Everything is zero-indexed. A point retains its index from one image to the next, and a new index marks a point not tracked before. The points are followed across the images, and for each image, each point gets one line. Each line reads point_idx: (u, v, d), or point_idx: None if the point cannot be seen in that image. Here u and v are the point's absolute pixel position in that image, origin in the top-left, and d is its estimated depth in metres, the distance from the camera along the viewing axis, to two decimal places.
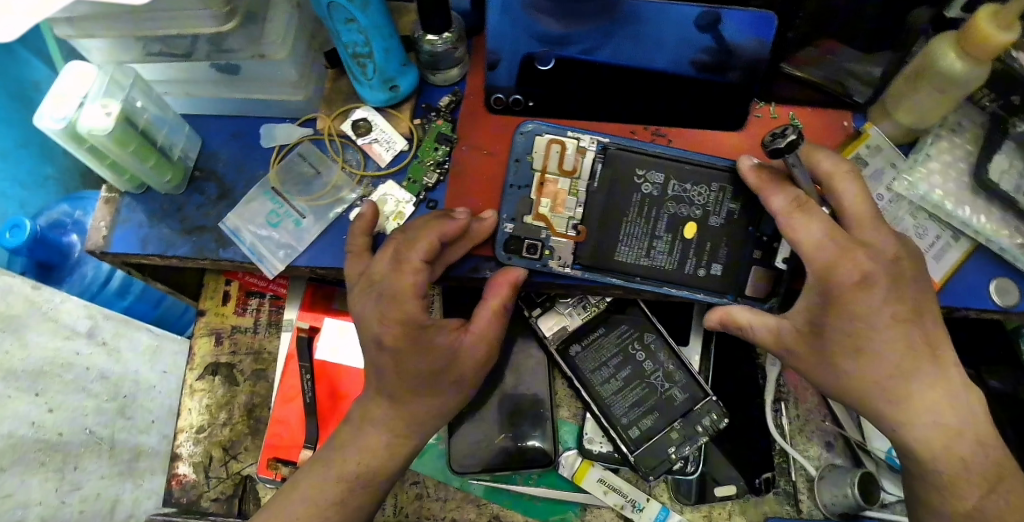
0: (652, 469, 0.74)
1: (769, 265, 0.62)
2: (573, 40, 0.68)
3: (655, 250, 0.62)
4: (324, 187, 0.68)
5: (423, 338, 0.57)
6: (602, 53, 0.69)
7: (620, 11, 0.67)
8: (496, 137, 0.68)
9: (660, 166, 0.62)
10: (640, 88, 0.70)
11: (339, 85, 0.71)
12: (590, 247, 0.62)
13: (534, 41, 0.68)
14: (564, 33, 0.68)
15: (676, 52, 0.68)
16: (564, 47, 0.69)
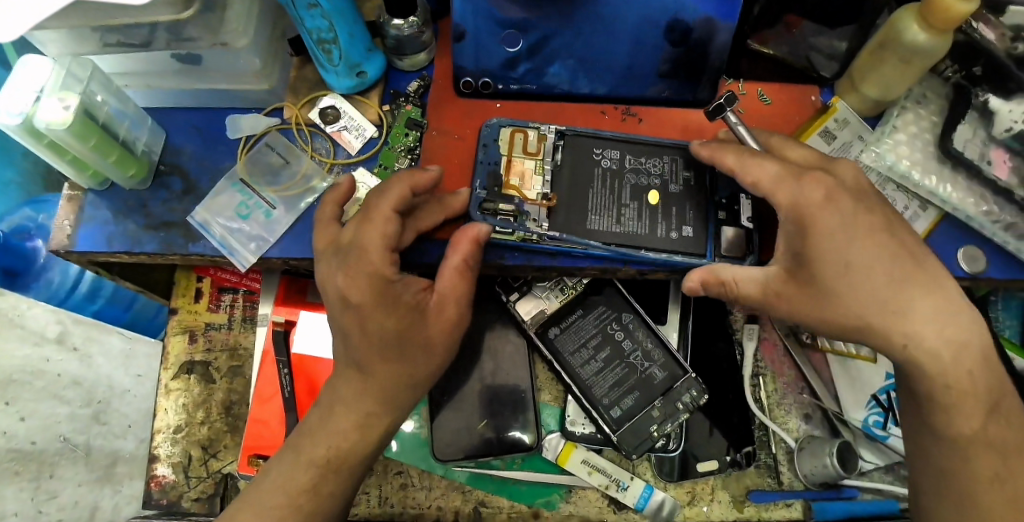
0: (634, 448, 0.74)
1: (736, 225, 0.64)
2: (534, 26, 0.66)
3: (625, 216, 0.63)
4: (293, 177, 0.67)
5: (400, 327, 0.57)
6: (563, 36, 0.66)
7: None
8: (465, 120, 0.68)
9: (616, 145, 0.65)
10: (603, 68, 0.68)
11: (305, 73, 0.70)
12: (563, 216, 0.63)
13: (494, 25, 0.66)
14: (526, 18, 0.65)
15: (640, 33, 0.65)
16: (527, 32, 0.66)
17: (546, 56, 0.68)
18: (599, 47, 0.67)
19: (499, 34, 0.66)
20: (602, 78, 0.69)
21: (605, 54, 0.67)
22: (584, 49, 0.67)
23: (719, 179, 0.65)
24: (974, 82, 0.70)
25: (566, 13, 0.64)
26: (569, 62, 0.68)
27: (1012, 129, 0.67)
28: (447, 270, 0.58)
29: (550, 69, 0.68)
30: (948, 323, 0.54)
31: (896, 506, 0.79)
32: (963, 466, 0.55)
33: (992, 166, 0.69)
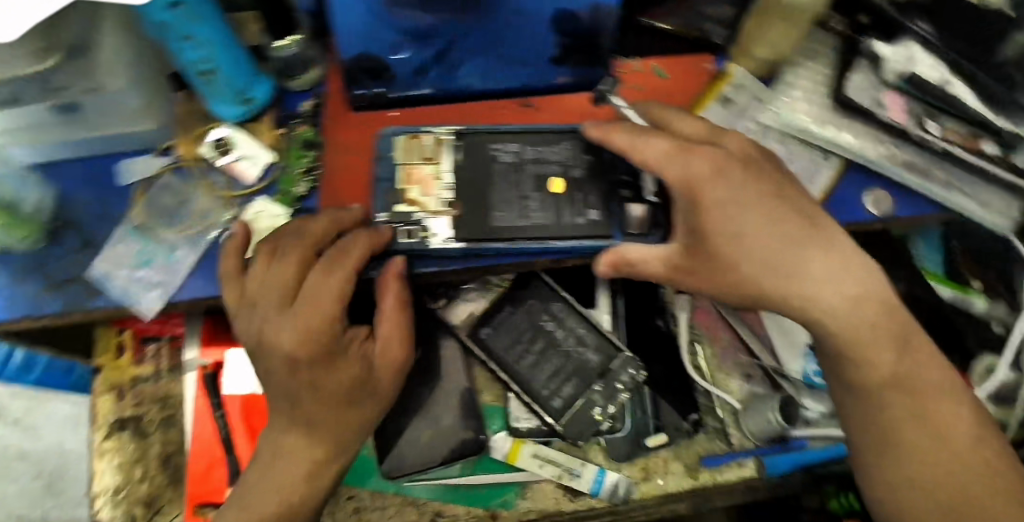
0: (580, 434, 0.75)
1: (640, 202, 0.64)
2: (438, 33, 0.60)
3: (530, 208, 0.62)
4: (192, 215, 0.65)
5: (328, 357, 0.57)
6: (471, 38, 0.61)
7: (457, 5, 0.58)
8: (361, 134, 0.66)
9: (513, 138, 0.65)
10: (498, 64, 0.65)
11: (193, 106, 0.67)
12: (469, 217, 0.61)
13: (397, 38, 0.59)
14: (428, 26, 0.58)
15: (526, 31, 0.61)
16: (431, 39, 0.60)
17: (455, 58, 0.64)
18: (505, 44, 0.63)
19: (405, 44, 0.60)
20: (497, 75, 0.67)
21: (511, 49, 0.64)
22: (491, 46, 0.63)
23: (617, 159, 0.66)
24: (862, 30, 0.72)
25: (468, 18, 0.58)
26: (478, 60, 0.65)
27: (901, 71, 0.68)
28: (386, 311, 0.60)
29: (462, 68, 0.65)
30: (849, 274, 0.56)
31: (842, 450, 0.81)
32: (882, 405, 0.57)
33: (885, 109, 0.69)
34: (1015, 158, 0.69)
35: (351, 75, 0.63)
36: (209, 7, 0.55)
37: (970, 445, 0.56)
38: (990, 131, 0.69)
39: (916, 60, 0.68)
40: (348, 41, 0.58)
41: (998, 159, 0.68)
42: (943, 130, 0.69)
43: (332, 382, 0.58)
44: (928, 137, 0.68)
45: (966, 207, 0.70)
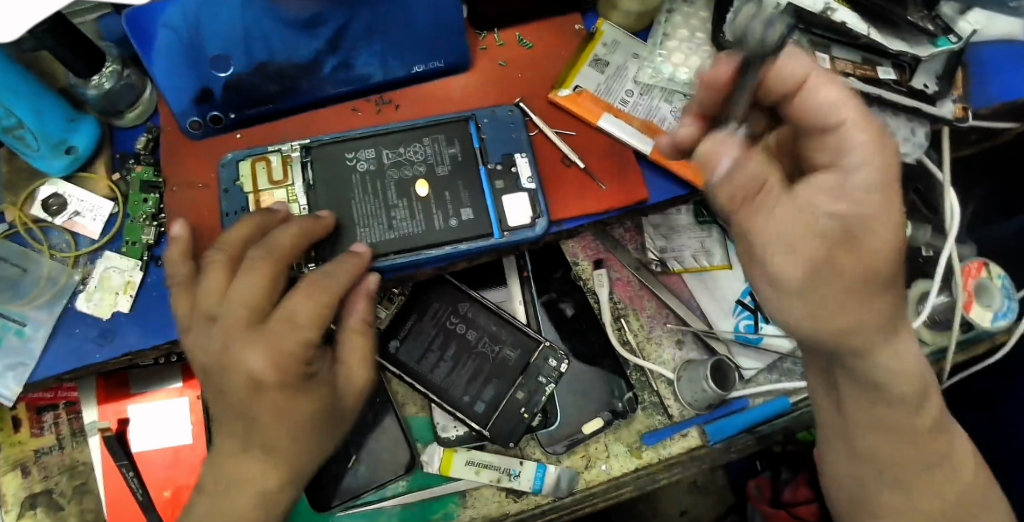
0: (511, 435, 0.72)
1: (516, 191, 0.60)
2: (325, 20, 0.57)
3: (396, 219, 0.58)
4: (36, 284, 0.59)
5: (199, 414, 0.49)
6: (360, 22, 0.59)
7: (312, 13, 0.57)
8: (206, 164, 0.61)
9: (367, 142, 0.60)
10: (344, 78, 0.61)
11: (19, 164, 0.62)
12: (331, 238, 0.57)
13: (285, 31, 0.57)
14: (312, 14, 0.56)
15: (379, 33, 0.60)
16: (319, 29, 0.58)
17: (348, 47, 0.60)
18: (394, 27, 0.60)
19: (294, 38, 0.58)
20: (345, 76, 0.62)
21: (402, 33, 0.61)
22: (383, 30, 0.60)
23: (485, 146, 0.61)
24: None
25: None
26: (374, 48, 0.61)
27: (779, 4, 0.62)
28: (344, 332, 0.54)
29: (356, 60, 0.61)
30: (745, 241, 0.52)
31: (787, 401, 0.79)
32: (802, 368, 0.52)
33: None
34: (912, 79, 0.66)
35: (211, 93, 0.59)
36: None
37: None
38: (887, 57, 0.66)
39: None
40: (213, 46, 0.57)
41: (896, 85, 0.66)
42: (835, 61, 0.65)
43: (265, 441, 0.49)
44: None
45: None
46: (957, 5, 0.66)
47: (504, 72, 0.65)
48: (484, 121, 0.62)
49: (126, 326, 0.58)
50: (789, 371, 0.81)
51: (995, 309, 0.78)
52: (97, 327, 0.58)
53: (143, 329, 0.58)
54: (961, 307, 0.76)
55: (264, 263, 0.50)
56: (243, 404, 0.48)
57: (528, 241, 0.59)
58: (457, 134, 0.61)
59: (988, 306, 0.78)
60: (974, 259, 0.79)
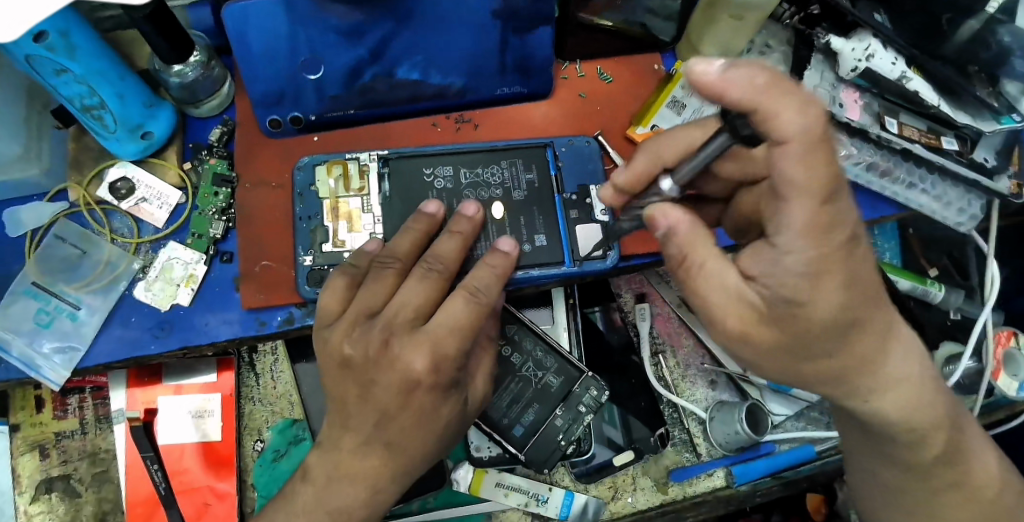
0: (545, 462, 0.71)
1: (589, 223, 0.60)
2: (369, 27, 0.56)
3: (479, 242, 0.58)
4: (95, 268, 0.58)
5: (345, 379, 0.51)
6: (403, 35, 0.57)
7: (404, 19, 0.56)
8: (280, 164, 0.60)
9: (446, 160, 0.60)
10: (427, 95, 0.62)
11: (87, 142, 0.61)
12: (408, 242, 0.55)
13: (329, 35, 0.55)
14: (357, 22, 0.55)
15: (476, 50, 0.59)
16: (360, 37, 0.56)
17: (390, 60, 0.58)
18: (437, 44, 0.58)
19: (334, 43, 0.56)
20: (426, 92, 0.62)
21: (445, 50, 0.59)
22: (426, 46, 0.58)
23: (561, 175, 0.61)
24: (812, 22, 0.67)
25: (399, 9, 0.55)
26: (416, 59, 0.59)
27: (857, 68, 0.64)
28: (406, 350, 0.49)
29: (399, 69, 0.59)
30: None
31: (813, 450, 0.80)
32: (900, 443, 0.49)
33: (844, 108, 0.66)
34: (973, 151, 0.69)
35: (301, 92, 0.59)
36: (84, 39, 0.50)
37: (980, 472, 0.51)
38: (951, 127, 0.68)
39: (875, 55, 0.63)
40: (296, 50, 0.56)
41: (958, 157, 0.68)
42: (903, 127, 0.67)
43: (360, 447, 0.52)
44: (888, 137, 0.66)
45: (928, 206, 0.70)
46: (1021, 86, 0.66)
47: (585, 104, 0.66)
48: (562, 149, 0.62)
49: (184, 320, 0.57)
50: (815, 419, 0.82)
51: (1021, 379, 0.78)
52: (154, 318, 0.57)
53: (203, 325, 0.57)
54: (990, 374, 0.77)
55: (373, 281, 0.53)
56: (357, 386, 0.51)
57: (598, 271, 0.60)
58: (535, 160, 0.61)
59: (1014, 375, 0.78)
60: (1001, 328, 0.80)
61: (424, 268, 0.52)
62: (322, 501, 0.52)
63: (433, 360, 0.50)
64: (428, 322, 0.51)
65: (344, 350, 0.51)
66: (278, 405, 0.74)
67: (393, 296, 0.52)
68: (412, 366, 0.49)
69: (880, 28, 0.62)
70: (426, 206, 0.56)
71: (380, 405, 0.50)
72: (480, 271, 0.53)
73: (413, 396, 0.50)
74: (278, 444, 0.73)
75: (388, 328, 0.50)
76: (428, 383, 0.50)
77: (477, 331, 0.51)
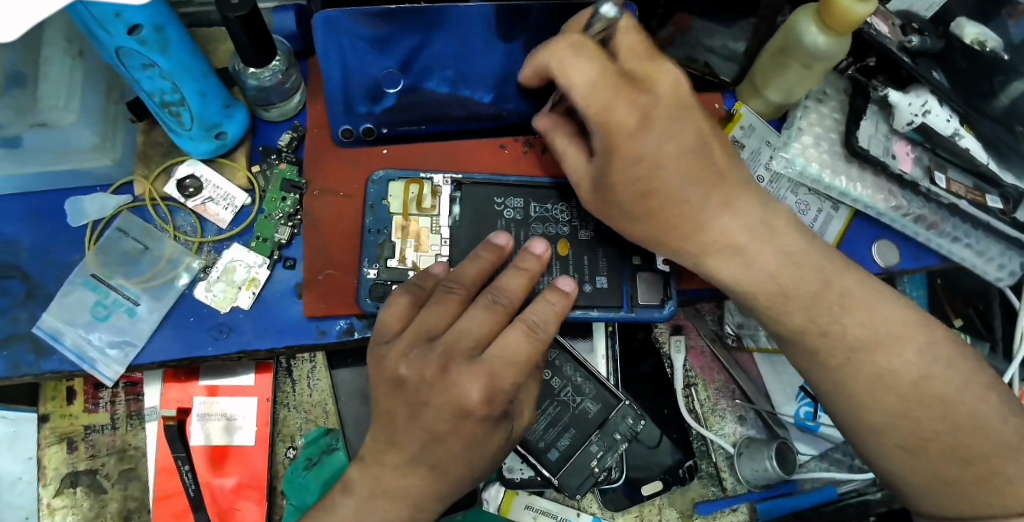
0: (578, 487, 0.71)
1: (652, 269, 0.60)
2: (394, 38, 0.59)
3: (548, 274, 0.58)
4: (154, 263, 0.58)
5: (402, 395, 0.51)
6: (431, 46, 0.60)
7: (429, 29, 0.59)
8: (348, 175, 0.60)
9: (517, 192, 0.60)
10: (485, 114, 0.63)
11: (155, 137, 0.60)
12: (476, 265, 0.55)
13: (360, 45, 0.59)
14: (381, 32, 0.59)
15: (511, 66, 0.61)
16: (388, 47, 0.59)
17: (421, 69, 0.60)
18: (466, 57, 0.60)
19: (365, 52, 0.59)
20: (463, 115, 0.63)
21: (475, 63, 0.61)
22: (455, 56, 0.60)
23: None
24: (869, 73, 0.69)
25: (422, 22, 0.59)
26: (445, 74, 0.61)
27: (913, 122, 0.66)
28: (466, 375, 0.49)
29: (429, 83, 0.61)
30: (887, 303, 0.51)
31: (836, 491, 0.80)
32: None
33: (897, 160, 0.68)
34: (1016, 211, 0.69)
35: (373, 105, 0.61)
36: (176, 34, 0.50)
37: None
38: (995, 185, 0.70)
39: (931, 110, 0.66)
40: (356, 65, 0.59)
41: (1001, 215, 0.69)
42: (950, 183, 0.69)
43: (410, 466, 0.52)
44: (936, 191, 0.68)
45: (970, 261, 0.71)
46: None
47: None
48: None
49: (242, 324, 0.57)
50: (839, 461, 0.82)
51: None
52: (211, 320, 0.57)
53: (259, 330, 0.57)
54: None
55: (439, 300, 0.53)
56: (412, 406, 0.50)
57: (653, 320, 0.60)
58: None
59: None
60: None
61: (490, 299, 0.53)
62: (364, 517, 0.53)
63: (489, 390, 0.49)
64: (486, 352, 0.50)
65: (398, 369, 0.51)
66: (312, 414, 0.74)
67: (454, 324, 0.52)
68: (468, 394, 0.48)
69: (937, 86, 0.65)
70: (495, 237, 0.57)
71: (429, 425, 0.50)
72: (540, 305, 0.53)
73: (463, 424, 0.50)
74: (311, 452, 0.72)
75: (447, 353, 0.50)
76: (480, 413, 0.49)
77: (532, 366, 0.51)
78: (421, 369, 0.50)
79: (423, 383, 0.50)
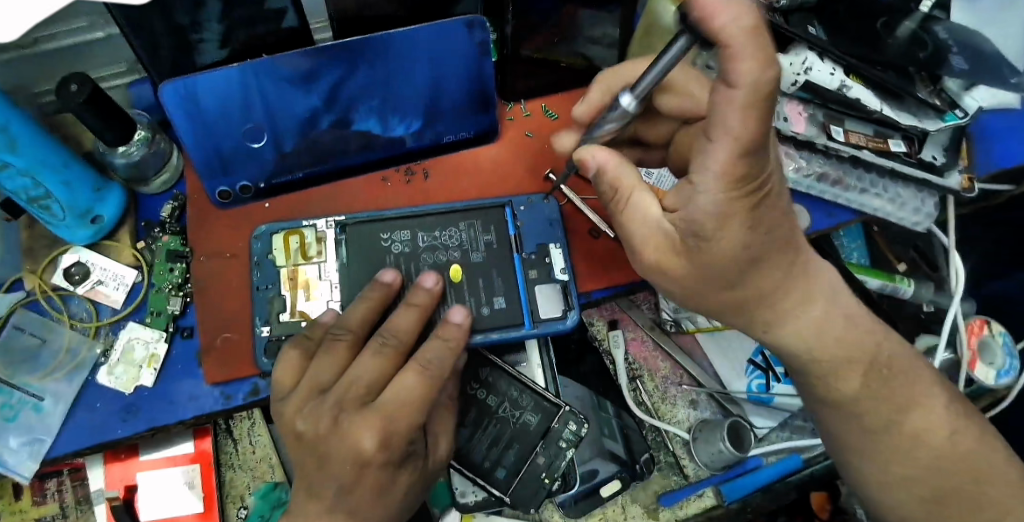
0: (531, 501, 0.71)
1: (549, 281, 0.60)
2: (321, 73, 0.56)
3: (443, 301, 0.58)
4: (55, 356, 0.58)
5: (306, 448, 0.51)
6: (359, 75, 0.57)
7: (361, 56, 0.56)
8: (234, 235, 0.60)
9: (403, 224, 0.60)
10: (369, 147, 0.62)
11: (39, 230, 0.61)
12: (362, 308, 0.55)
13: (283, 85, 0.56)
14: (307, 69, 0.55)
15: (439, 82, 0.60)
16: (313, 83, 0.56)
17: (346, 101, 0.59)
18: (393, 83, 0.59)
19: (289, 93, 0.57)
20: (376, 144, 0.62)
21: (402, 87, 0.59)
22: (383, 84, 0.59)
23: (521, 234, 0.61)
24: None
25: (351, 55, 0.56)
26: (373, 101, 0.59)
27: (797, 82, 0.65)
28: (360, 423, 0.49)
29: (355, 114, 0.60)
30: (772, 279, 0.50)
31: (800, 459, 0.79)
32: (827, 388, 0.55)
33: (790, 121, 0.66)
34: (921, 150, 0.69)
35: (253, 159, 0.60)
36: (22, 131, 0.50)
37: (920, 423, 0.54)
38: (897, 128, 0.69)
39: (813, 67, 0.64)
40: (262, 109, 0.57)
41: (907, 157, 0.68)
42: (850, 134, 0.67)
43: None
44: (835, 146, 0.66)
45: (885, 210, 0.70)
46: (962, 81, 0.67)
47: (532, 143, 0.66)
48: (521, 208, 0.62)
49: (149, 402, 0.57)
50: (800, 428, 0.81)
51: (997, 367, 0.79)
52: (119, 403, 0.57)
53: (166, 405, 0.57)
54: (966, 365, 0.77)
55: (330, 349, 0.53)
56: (316, 460, 0.50)
57: (558, 332, 0.59)
58: (493, 221, 0.61)
59: (990, 363, 0.80)
60: (974, 318, 0.81)
61: (378, 342, 0.52)
62: None
63: (384, 435, 0.49)
64: (379, 397, 0.50)
65: (296, 426, 0.51)
66: (257, 470, 0.74)
67: (346, 369, 0.52)
68: (361, 443, 0.48)
69: (814, 41, 0.63)
70: (383, 274, 0.57)
71: (336, 477, 0.50)
72: (433, 343, 0.53)
73: (366, 472, 0.50)
74: (262, 509, 0.72)
75: (339, 403, 0.50)
76: (379, 460, 0.49)
77: (430, 402, 0.51)
78: (317, 424, 0.50)
79: (320, 437, 0.50)
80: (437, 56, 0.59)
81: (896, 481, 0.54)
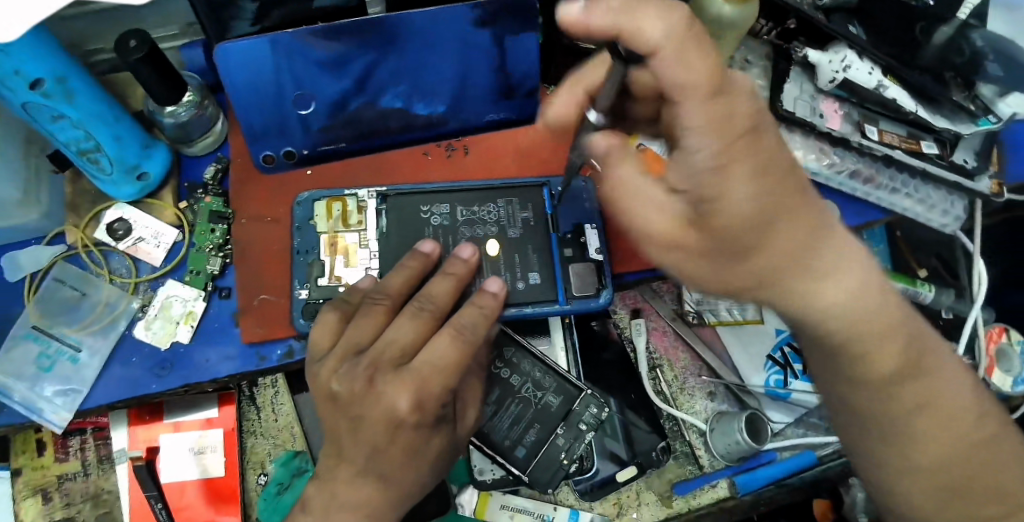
0: (548, 482, 0.71)
1: (584, 260, 0.61)
2: (351, 58, 0.57)
3: (480, 274, 0.59)
4: (93, 309, 0.59)
5: (339, 410, 0.51)
6: (387, 63, 0.58)
7: (390, 43, 0.57)
8: (276, 199, 0.61)
9: (442, 197, 0.61)
10: (410, 121, 0.63)
11: (83, 185, 0.61)
12: (401, 277, 0.55)
13: (314, 67, 0.57)
14: (338, 54, 0.56)
15: (466, 69, 0.60)
16: (344, 67, 0.57)
17: (375, 86, 0.59)
18: (421, 72, 0.59)
19: (319, 75, 0.57)
20: (412, 123, 0.63)
21: (431, 75, 0.60)
22: (412, 71, 0.59)
23: (557, 214, 0.62)
24: (789, 37, 0.69)
25: (377, 40, 0.56)
26: (400, 88, 0.60)
27: (836, 79, 0.66)
28: (395, 384, 0.49)
29: (383, 97, 0.60)
30: None
31: (814, 456, 0.78)
32: None
33: (825, 118, 0.67)
34: (954, 154, 0.70)
35: (293, 127, 0.60)
36: (79, 84, 0.51)
37: None
38: (930, 131, 0.69)
39: (852, 65, 0.65)
40: (293, 85, 0.58)
41: (939, 160, 0.69)
42: (883, 134, 0.68)
43: (358, 481, 0.51)
44: (869, 144, 0.67)
45: (912, 210, 0.72)
46: (997, 88, 0.67)
47: None
48: (558, 189, 0.63)
49: (185, 358, 0.58)
50: (815, 426, 0.81)
51: (1014, 375, 0.80)
52: (154, 357, 0.58)
53: (202, 362, 0.58)
54: (982, 369, 0.78)
55: (367, 313, 0.53)
56: (349, 423, 0.50)
57: (591, 310, 0.60)
58: (531, 199, 0.62)
59: (1007, 371, 0.80)
60: (994, 325, 0.82)
61: (415, 306, 0.53)
62: None
63: (418, 398, 0.49)
64: (414, 360, 0.51)
65: (332, 386, 0.51)
66: (279, 438, 0.74)
67: (380, 335, 0.52)
68: (396, 404, 0.48)
69: (856, 41, 0.64)
70: (422, 245, 0.58)
71: (369, 441, 0.50)
72: (467, 309, 0.53)
73: (400, 432, 0.49)
74: (282, 477, 0.72)
75: (374, 365, 0.50)
76: (412, 421, 0.49)
77: (463, 368, 0.51)
78: (351, 386, 0.50)
79: (354, 398, 0.49)
80: (468, 41, 0.58)
81: (914, 473, 0.50)
